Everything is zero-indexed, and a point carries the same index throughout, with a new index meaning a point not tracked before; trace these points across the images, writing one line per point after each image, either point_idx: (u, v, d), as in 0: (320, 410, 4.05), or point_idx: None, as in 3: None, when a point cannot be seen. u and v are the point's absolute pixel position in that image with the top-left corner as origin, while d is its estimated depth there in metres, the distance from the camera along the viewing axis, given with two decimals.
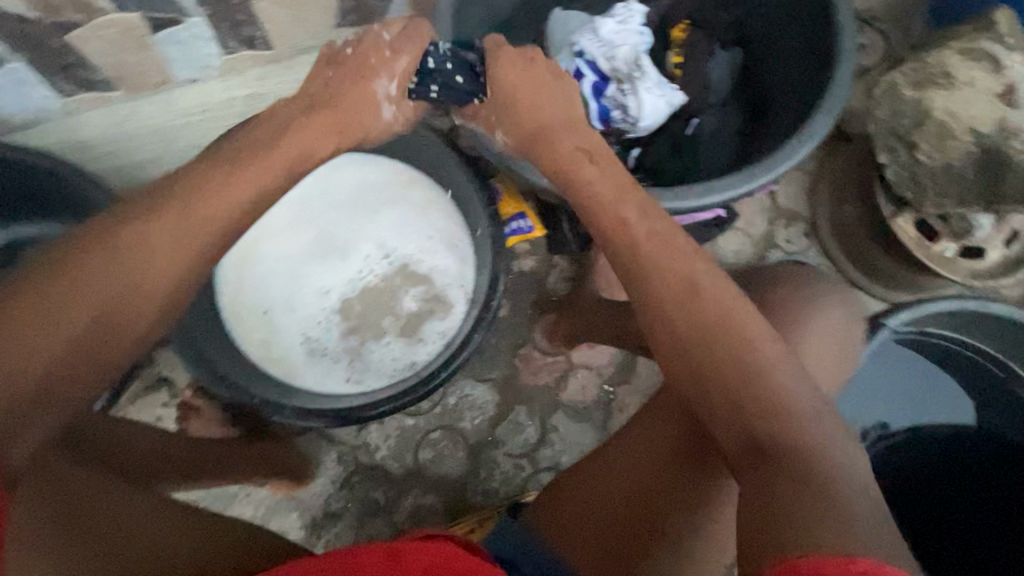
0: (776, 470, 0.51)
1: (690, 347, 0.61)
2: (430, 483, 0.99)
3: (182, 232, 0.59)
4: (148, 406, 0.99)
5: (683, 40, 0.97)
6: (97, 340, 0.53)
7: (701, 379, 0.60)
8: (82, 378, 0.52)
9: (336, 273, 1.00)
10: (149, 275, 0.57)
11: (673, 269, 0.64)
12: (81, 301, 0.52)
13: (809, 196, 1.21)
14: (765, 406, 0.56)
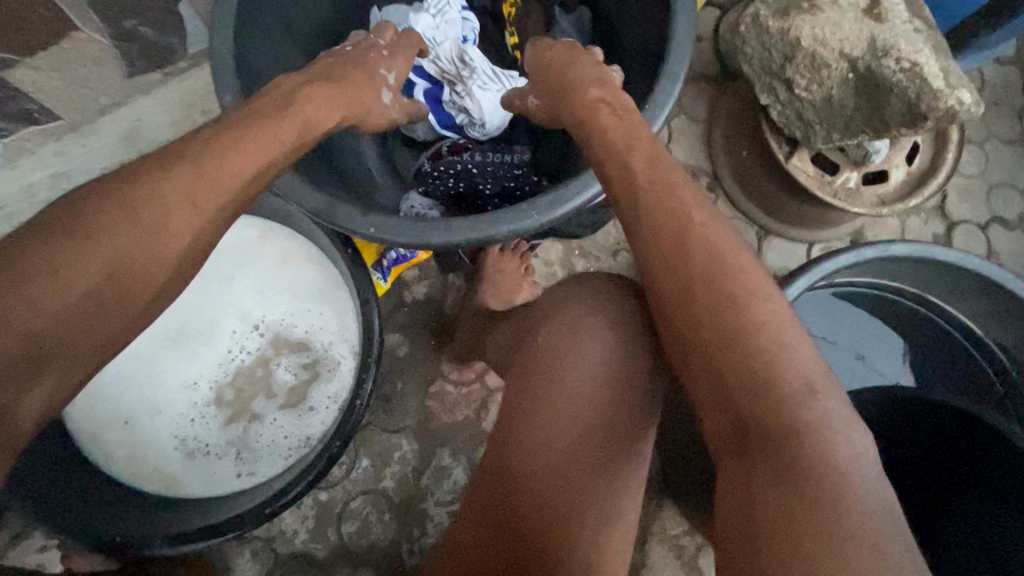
0: (762, 462, 0.44)
1: (678, 301, 0.52)
2: (360, 556, 0.91)
3: (202, 187, 0.48)
4: (23, 554, 0.87)
5: (516, 16, 0.87)
6: (91, 306, 0.43)
7: (684, 353, 0.52)
8: (87, 344, 0.43)
9: (201, 360, 0.88)
10: (169, 235, 0.47)
11: (670, 213, 0.54)
12: (75, 261, 0.42)
13: (706, 148, 1.13)
14: (761, 378, 0.47)
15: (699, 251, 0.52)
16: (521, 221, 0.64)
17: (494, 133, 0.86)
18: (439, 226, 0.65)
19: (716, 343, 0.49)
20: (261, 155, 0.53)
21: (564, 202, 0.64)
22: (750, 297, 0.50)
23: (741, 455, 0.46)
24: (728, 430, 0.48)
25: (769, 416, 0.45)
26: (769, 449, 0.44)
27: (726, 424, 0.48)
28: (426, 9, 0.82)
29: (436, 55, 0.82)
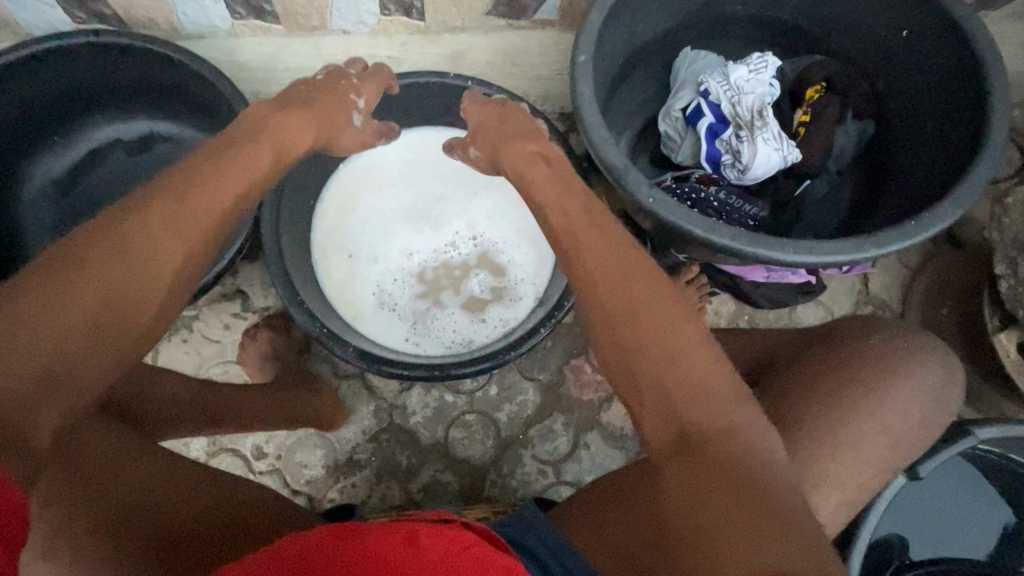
0: (696, 462, 0.52)
1: (615, 327, 0.56)
2: (452, 461, 0.99)
3: (182, 215, 0.55)
4: (217, 313, 1.02)
5: (815, 100, 0.95)
6: (89, 335, 0.48)
7: (629, 370, 0.55)
8: (94, 355, 0.49)
9: (424, 239, 1.03)
10: (160, 258, 0.53)
11: (611, 251, 0.60)
12: (71, 302, 0.47)
13: (902, 290, 1.16)
14: (689, 389, 0.53)
15: (628, 273, 0.58)
16: (793, 253, 0.73)
17: (748, 183, 0.96)
18: (705, 223, 0.75)
19: (651, 356, 0.54)
20: (241, 178, 0.62)
21: (812, 253, 0.72)
22: (682, 323, 0.55)
23: (679, 457, 0.53)
24: (668, 439, 0.54)
25: (709, 423, 0.53)
26: (705, 451, 0.52)
27: (668, 435, 0.54)
28: (745, 66, 0.97)
29: (737, 101, 0.94)
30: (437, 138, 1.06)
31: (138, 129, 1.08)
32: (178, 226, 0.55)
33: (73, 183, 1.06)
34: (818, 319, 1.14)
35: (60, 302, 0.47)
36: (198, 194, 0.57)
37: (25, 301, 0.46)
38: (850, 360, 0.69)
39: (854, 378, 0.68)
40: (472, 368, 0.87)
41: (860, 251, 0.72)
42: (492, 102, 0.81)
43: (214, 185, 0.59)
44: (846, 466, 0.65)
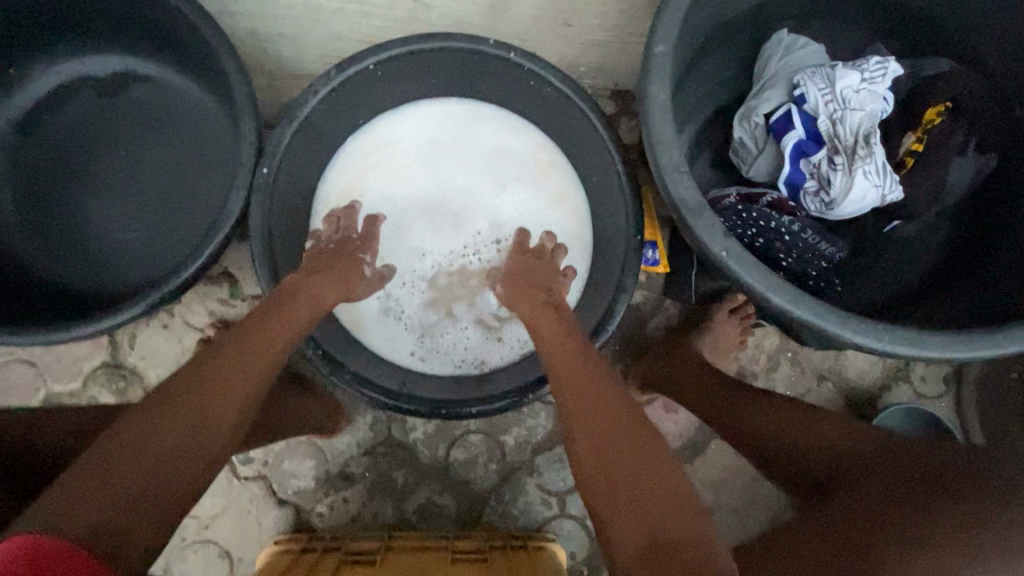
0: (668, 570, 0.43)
1: (610, 451, 0.52)
2: (452, 483, 0.91)
3: (250, 348, 0.60)
4: (203, 298, 0.90)
5: (934, 125, 0.78)
6: (185, 445, 0.51)
7: (603, 483, 0.50)
8: (185, 465, 0.50)
9: (440, 238, 0.89)
10: (236, 384, 0.57)
11: (593, 393, 0.58)
12: (168, 426, 0.51)
13: None
14: (667, 497, 0.48)
15: (601, 405, 0.57)
16: (888, 341, 0.60)
17: (832, 218, 0.80)
18: (787, 293, 0.61)
19: (625, 470, 0.50)
20: (292, 324, 0.66)
21: (909, 345, 0.59)
22: (655, 448, 0.52)
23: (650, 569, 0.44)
24: (636, 547, 0.45)
25: (681, 530, 0.46)
26: (671, 558, 0.43)
27: (638, 539, 0.46)
28: (857, 71, 0.78)
29: (839, 117, 0.76)
30: (466, 114, 0.90)
31: (109, 65, 0.89)
32: (249, 351, 0.60)
33: (33, 124, 0.88)
34: (869, 364, 1.02)
35: (159, 428, 0.50)
36: (264, 326, 0.63)
37: (128, 429, 0.50)
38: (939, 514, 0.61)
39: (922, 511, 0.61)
40: (484, 408, 0.77)
41: (968, 351, 0.59)
42: (531, 253, 0.82)
43: (271, 332, 0.63)
44: None
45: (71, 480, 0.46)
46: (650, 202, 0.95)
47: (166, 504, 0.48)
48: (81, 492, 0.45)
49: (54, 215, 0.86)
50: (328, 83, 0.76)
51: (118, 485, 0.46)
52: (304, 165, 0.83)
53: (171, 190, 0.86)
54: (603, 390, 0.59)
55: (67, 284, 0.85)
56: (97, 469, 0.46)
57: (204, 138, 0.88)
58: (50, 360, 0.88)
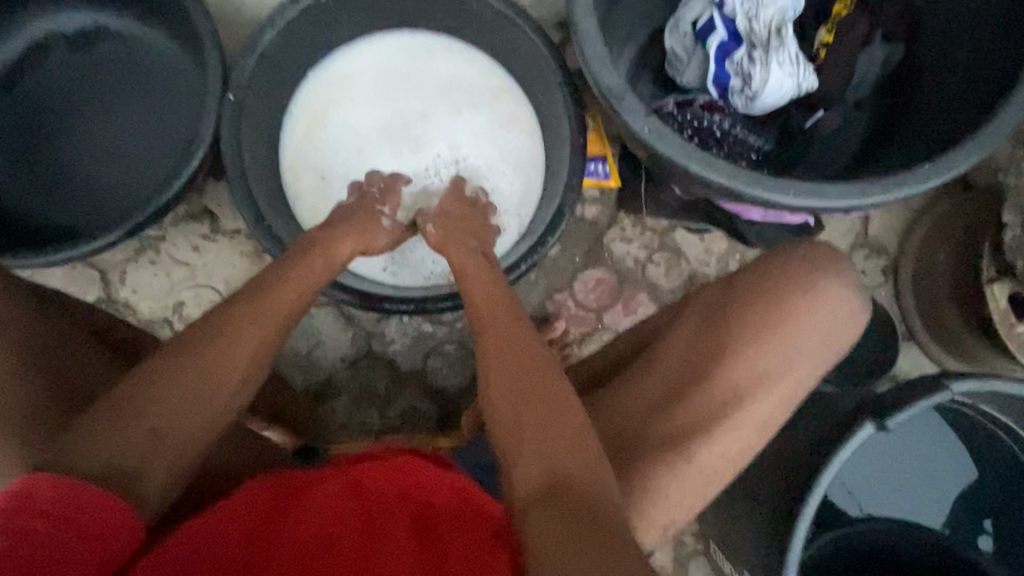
0: (550, 502, 0.51)
1: (523, 389, 0.59)
2: (430, 390, 0.99)
3: (256, 309, 0.63)
4: (185, 234, 0.97)
5: (843, 17, 0.86)
6: (183, 405, 0.55)
7: (515, 422, 0.57)
8: (186, 424, 0.55)
9: (402, 161, 0.95)
10: (238, 345, 0.60)
11: (518, 337, 0.64)
12: (168, 388, 0.55)
13: (903, 232, 1.11)
14: (562, 432, 0.55)
15: (530, 348, 0.63)
16: (795, 198, 0.67)
17: (756, 112, 0.88)
18: (703, 159, 0.68)
19: (542, 422, 0.56)
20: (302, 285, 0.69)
21: (813, 196, 0.67)
22: (559, 391, 0.59)
23: (540, 499, 0.52)
24: (533, 479, 0.53)
25: (575, 469, 0.53)
26: (557, 492, 0.51)
27: (534, 477, 0.53)
28: None
29: (754, 15, 0.84)
30: (419, 46, 0.97)
31: (78, 21, 0.94)
32: (258, 314, 0.63)
33: (10, 80, 0.94)
34: None
35: (160, 388, 0.55)
36: (273, 294, 0.66)
37: (138, 389, 0.55)
38: (770, 301, 0.68)
39: (755, 297, 0.69)
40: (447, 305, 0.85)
41: (864, 197, 0.67)
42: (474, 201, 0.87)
43: (277, 293, 0.66)
44: (780, 374, 0.67)
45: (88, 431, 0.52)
46: (598, 120, 1.03)
47: (174, 455, 0.54)
48: (97, 438, 0.52)
49: (37, 164, 0.92)
50: (282, 15, 0.81)
51: (127, 439, 0.52)
52: (270, 100, 0.89)
53: (147, 133, 0.92)
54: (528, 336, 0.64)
55: (56, 225, 0.91)
56: (109, 422, 0.53)
57: (175, 82, 0.93)
58: None
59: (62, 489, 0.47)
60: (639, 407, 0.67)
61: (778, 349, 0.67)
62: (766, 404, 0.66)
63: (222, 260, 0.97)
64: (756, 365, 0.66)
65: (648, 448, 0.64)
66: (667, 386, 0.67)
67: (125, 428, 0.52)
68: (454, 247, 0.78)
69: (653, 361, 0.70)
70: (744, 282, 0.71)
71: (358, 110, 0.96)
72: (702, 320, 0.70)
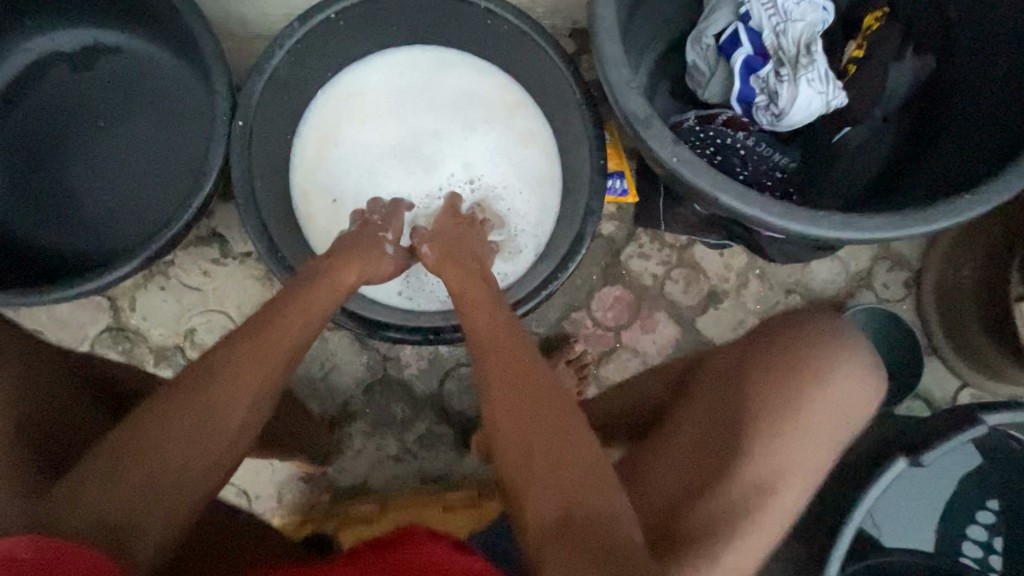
0: (577, 550, 0.46)
1: (541, 422, 0.54)
2: (447, 413, 0.98)
3: (255, 341, 0.59)
4: (195, 258, 0.95)
5: (873, 31, 0.84)
6: (177, 448, 0.51)
7: (528, 458, 0.53)
8: (184, 469, 0.50)
9: (415, 181, 0.93)
10: (235, 380, 0.56)
11: (529, 367, 0.60)
12: (155, 430, 0.51)
13: (926, 245, 1.09)
14: (581, 471, 0.51)
15: (540, 376, 0.59)
16: (825, 228, 0.65)
17: (781, 129, 0.85)
18: (733, 190, 0.66)
19: (555, 455, 0.52)
20: (307, 316, 0.66)
21: (849, 228, 0.64)
22: (576, 424, 0.55)
23: (562, 544, 0.47)
24: (554, 523, 0.48)
25: (597, 510, 0.49)
26: (581, 538, 0.47)
27: (552, 522, 0.49)
28: None
29: (782, 30, 0.81)
30: (431, 61, 0.94)
31: (80, 38, 0.91)
32: (257, 347, 0.59)
33: (11, 100, 0.91)
34: (833, 275, 1.08)
35: (147, 429, 0.51)
36: (274, 327, 0.62)
37: (127, 434, 0.51)
38: (800, 367, 0.64)
39: (780, 349, 0.66)
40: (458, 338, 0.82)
41: (899, 228, 0.64)
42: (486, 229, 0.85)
43: (277, 325, 0.62)
44: (815, 430, 0.63)
45: (72, 485, 0.47)
46: (615, 135, 1.00)
47: (167, 506, 0.49)
48: (79, 493, 0.47)
49: (42, 189, 0.90)
50: (293, 35, 0.78)
51: (113, 490, 0.47)
52: (280, 121, 0.86)
53: (153, 155, 0.90)
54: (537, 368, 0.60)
55: (63, 252, 0.89)
56: (96, 471, 0.48)
57: (180, 102, 0.91)
58: (55, 325, 0.92)
59: (47, 550, 0.39)
60: (673, 479, 0.62)
61: (808, 429, 0.63)
62: (790, 485, 0.62)
63: (233, 284, 0.95)
64: (788, 420, 0.63)
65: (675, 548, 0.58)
66: (690, 469, 0.63)
67: (112, 479, 0.48)
68: (470, 275, 0.75)
69: (681, 428, 0.66)
70: (769, 338, 0.68)
71: (370, 129, 0.93)
72: (725, 379, 0.67)
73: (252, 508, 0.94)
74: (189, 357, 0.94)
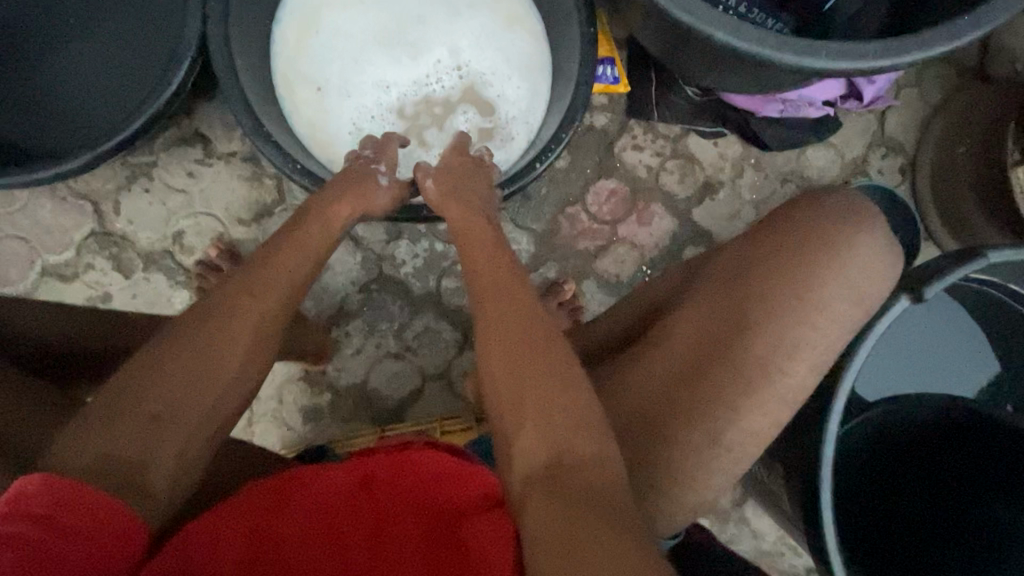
0: (564, 482, 0.48)
1: (535, 357, 0.54)
2: (445, 310, 0.96)
3: (254, 284, 0.60)
4: (178, 160, 0.92)
5: None
6: (178, 392, 0.52)
7: (516, 390, 0.53)
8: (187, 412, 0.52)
9: (402, 68, 0.91)
10: (231, 325, 0.57)
11: (519, 298, 0.60)
12: (160, 375, 0.52)
13: (922, 129, 1.08)
14: (570, 407, 0.51)
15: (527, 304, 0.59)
16: (824, 61, 0.64)
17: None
18: (727, 24, 0.64)
19: (546, 389, 0.52)
20: (303, 257, 0.66)
21: (845, 57, 0.63)
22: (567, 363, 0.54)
23: (546, 479, 0.49)
24: (544, 452, 0.50)
25: (586, 446, 0.50)
26: (571, 470, 0.48)
27: (541, 456, 0.50)
28: None
29: None
30: None
31: None
32: (257, 290, 0.60)
33: None
34: (828, 162, 1.07)
35: (155, 369, 0.52)
36: (275, 271, 0.62)
37: (129, 376, 0.52)
38: (797, 283, 0.64)
39: (789, 264, 0.65)
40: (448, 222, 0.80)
41: (896, 54, 0.63)
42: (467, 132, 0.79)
43: (274, 268, 0.62)
44: (809, 341, 0.64)
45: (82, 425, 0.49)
46: (604, 19, 0.97)
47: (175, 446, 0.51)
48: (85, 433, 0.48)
49: (14, 91, 0.86)
50: None
51: (118, 431, 0.49)
52: (257, 6, 0.82)
53: (125, 49, 0.86)
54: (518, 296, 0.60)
55: (39, 154, 0.86)
56: (102, 413, 0.49)
57: None
58: (38, 232, 0.90)
59: (70, 496, 0.43)
60: (665, 392, 0.64)
61: (803, 350, 0.64)
62: (776, 410, 0.64)
63: (220, 184, 0.92)
64: (785, 336, 0.64)
65: (681, 441, 0.63)
66: (689, 375, 0.64)
67: (119, 417, 0.49)
68: None
69: (681, 337, 0.66)
70: (768, 256, 0.66)
71: (352, 16, 0.91)
72: (726, 293, 0.66)
73: (254, 411, 0.94)
74: (179, 261, 0.92)
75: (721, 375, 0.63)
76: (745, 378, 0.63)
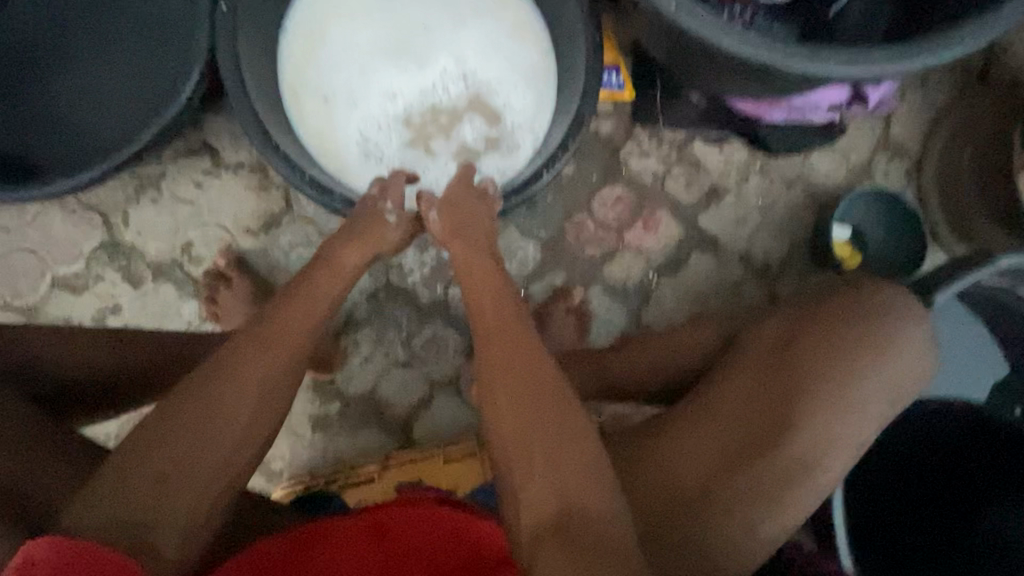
0: (574, 546, 0.47)
1: (561, 418, 0.54)
2: (453, 318, 0.97)
3: (268, 339, 0.60)
4: (187, 172, 0.92)
5: None
6: (183, 454, 0.52)
7: (524, 442, 0.53)
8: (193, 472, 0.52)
9: (409, 77, 0.91)
10: (240, 386, 0.56)
11: (527, 344, 0.59)
12: (167, 438, 0.52)
13: (926, 133, 1.08)
14: (590, 476, 0.51)
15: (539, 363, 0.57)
16: (832, 69, 0.64)
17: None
18: (734, 33, 0.64)
19: (555, 447, 0.52)
20: (308, 295, 0.65)
21: (852, 65, 0.63)
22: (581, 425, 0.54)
23: (558, 538, 0.48)
24: (551, 510, 0.49)
25: (595, 507, 0.50)
26: (579, 530, 0.48)
27: (547, 511, 0.50)
28: None
29: None
30: None
31: None
32: (270, 345, 0.59)
33: None
34: (833, 166, 1.07)
35: (163, 431, 0.52)
36: (281, 319, 0.62)
37: (139, 438, 0.52)
38: (840, 360, 0.65)
39: (836, 339, 0.65)
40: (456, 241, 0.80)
41: (904, 62, 0.63)
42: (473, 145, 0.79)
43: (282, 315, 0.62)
44: (848, 420, 0.64)
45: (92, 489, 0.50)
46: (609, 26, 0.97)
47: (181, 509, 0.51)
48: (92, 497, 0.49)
49: (25, 104, 0.87)
50: None
51: (125, 493, 0.50)
52: (265, 17, 0.83)
53: (133, 62, 0.87)
54: (528, 344, 0.59)
55: (49, 167, 0.86)
56: (111, 477, 0.50)
57: (160, 7, 0.87)
58: (47, 244, 0.91)
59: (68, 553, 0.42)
60: (704, 459, 0.62)
61: (842, 422, 0.63)
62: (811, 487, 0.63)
63: (228, 196, 0.93)
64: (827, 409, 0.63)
65: (719, 512, 0.60)
66: (730, 442, 0.63)
67: (127, 480, 0.50)
68: None
69: (725, 400, 0.65)
70: (813, 329, 0.66)
71: (359, 26, 0.91)
72: (771, 359, 0.66)
73: None
74: (188, 272, 0.92)
75: (766, 447, 0.62)
76: (785, 448, 0.62)
